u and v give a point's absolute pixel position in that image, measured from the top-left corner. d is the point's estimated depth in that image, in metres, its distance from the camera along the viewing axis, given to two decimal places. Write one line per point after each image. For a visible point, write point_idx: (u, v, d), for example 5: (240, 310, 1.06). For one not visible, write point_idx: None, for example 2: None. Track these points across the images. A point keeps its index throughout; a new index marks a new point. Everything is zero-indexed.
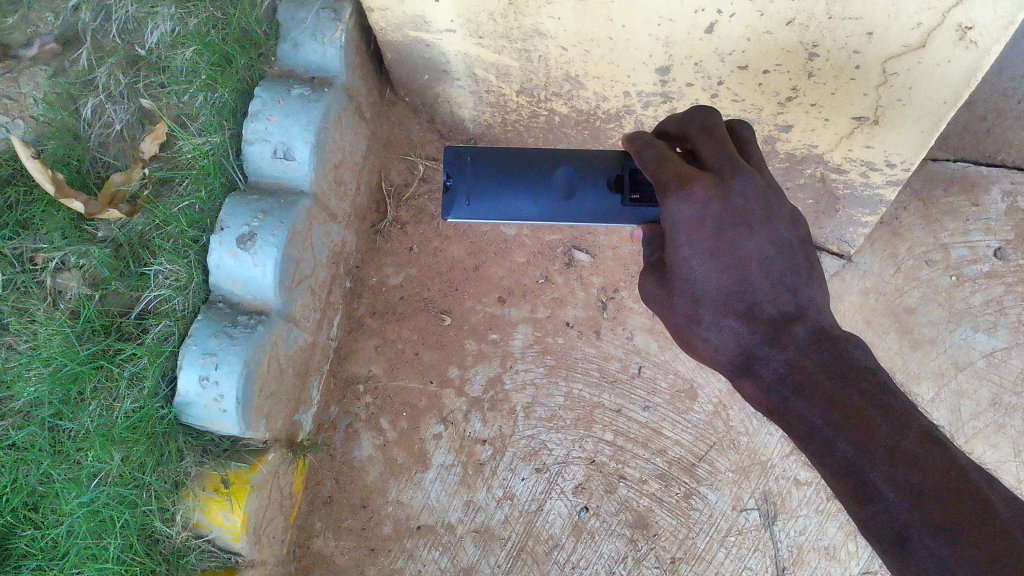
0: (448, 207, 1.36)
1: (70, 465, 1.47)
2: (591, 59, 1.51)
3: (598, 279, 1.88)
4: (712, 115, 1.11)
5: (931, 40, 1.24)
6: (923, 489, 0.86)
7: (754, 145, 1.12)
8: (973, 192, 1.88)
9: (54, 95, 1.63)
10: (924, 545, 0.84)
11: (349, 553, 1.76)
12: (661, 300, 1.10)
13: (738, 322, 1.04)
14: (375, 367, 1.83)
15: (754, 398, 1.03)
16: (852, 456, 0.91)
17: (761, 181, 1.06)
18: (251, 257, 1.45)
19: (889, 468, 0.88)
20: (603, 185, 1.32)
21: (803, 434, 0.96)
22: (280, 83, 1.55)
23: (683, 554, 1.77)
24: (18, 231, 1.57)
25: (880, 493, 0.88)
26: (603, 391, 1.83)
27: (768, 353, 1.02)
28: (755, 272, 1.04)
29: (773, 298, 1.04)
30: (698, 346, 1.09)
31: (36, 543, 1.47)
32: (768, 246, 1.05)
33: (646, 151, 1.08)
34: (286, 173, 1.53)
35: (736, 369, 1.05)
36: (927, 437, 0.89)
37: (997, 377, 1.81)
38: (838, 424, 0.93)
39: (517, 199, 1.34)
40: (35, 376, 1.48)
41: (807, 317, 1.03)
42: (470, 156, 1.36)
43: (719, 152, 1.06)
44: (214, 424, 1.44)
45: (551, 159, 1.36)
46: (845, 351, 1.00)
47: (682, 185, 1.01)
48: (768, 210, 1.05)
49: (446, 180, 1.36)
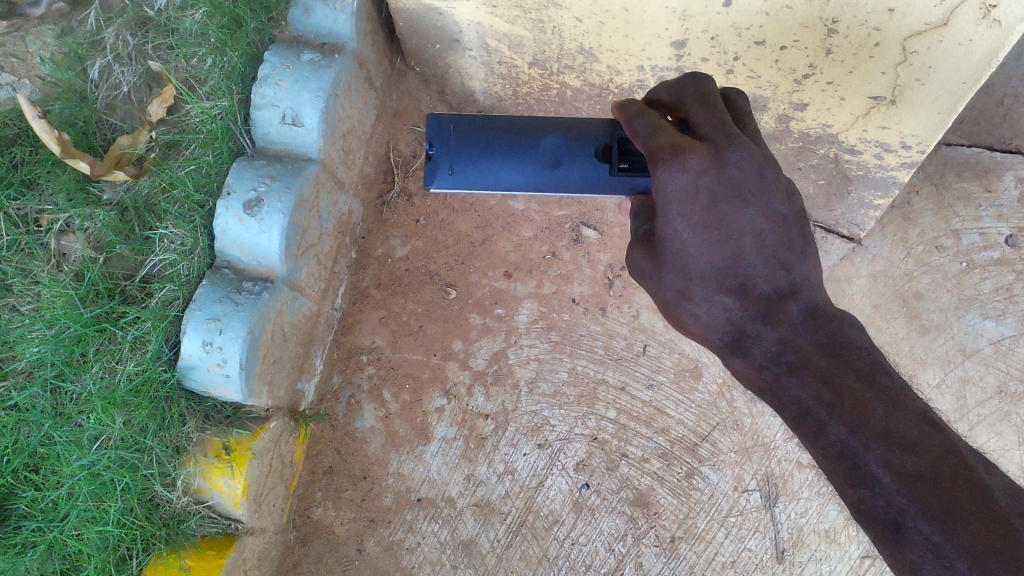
0: (430, 176, 1.35)
1: (71, 428, 1.46)
2: (605, 32, 1.49)
3: (605, 255, 1.86)
4: (706, 82, 1.09)
5: (953, 17, 1.22)
6: (917, 474, 0.85)
7: (750, 116, 1.11)
8: (986, 178, 1.86)
9: (61, 55, 1.62)
10: (919, 532, 0.82)
11: (348, 523, 1.76)
12: (650, 274, 1.08)
13: (729, 298, 1.03)
14: (379, 339, 1.82)
15: (743, 376, 1.03)
16: (845, 438, 0.89)
17: (756, 152, 1.04)
18: (257, 222, 1.44)
19: (884, 452, 0.87)
20: (592, 156, 1.31)
21: (795, 414, 0.95)
22: (290, 48, 1.52)
23: (683, 533, 1.76)
24: (22, 190, 1.56)
25: (874, 476, 0.86)
26: (607, 368, 1.82)
27: (760, 330, 1.01)
28: (747, 247, 1.03)
29: (766, 274, 1.03)
30: (688, 323, 1.08)
31: (35, 504, 1.46)
32: (761, 220, 1.03)
33: (636, 121, 1.05)
34: (295, 140, 1.51)
35: (727, 346, 1.04)
36: (921, 420, 0.89)
37: (1004, 365, 1.80)
38: (832, 405, 0.91)
39: (501, 169, 1.34)
40: (38, 337, 1.47)
41: (799, 295, 1.03)
42: (453, 127, 1.35)
43: (714, 121, 1.04)
44: (217, 390, 1.44)
45: (538, 128, 1.35)
46: (838, 330, 0.99)
47: (676, 155, 1.00)
48: (763, 182, 1.03)
49: (429, 149, 1.35)
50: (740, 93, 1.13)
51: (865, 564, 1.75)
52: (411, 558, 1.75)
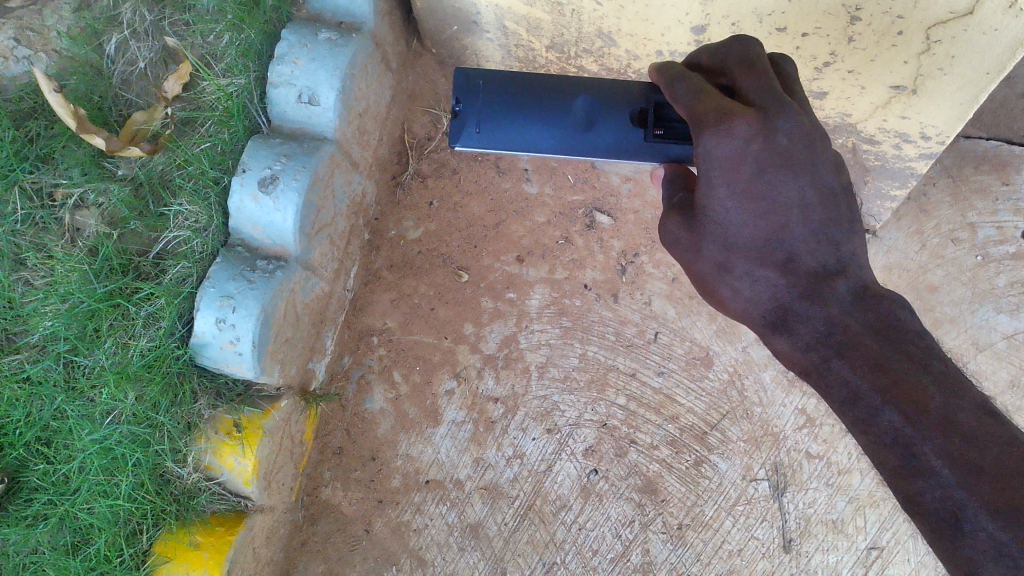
0: (456, 134, 1.35)
1: (84, 402, 1.47)
2: (625, 16, 1.48)
3: (618, 242, 1.86)
4: (752, 46, 1.08)
5: (979, 7, 1.20)
6: (979, 465, 0.85)
7: (798, 81, 1.10)
8: (1004, 171, 1.84)
9: (78, 30, 1.62)
10: (982, 529, 0.83)
11: (356, 503, 1.77)
12: (688, 243, 1.10)
13: (776, 274, 1.04)
14: (390, 321, 1.82)
15: (786, 355, 1.03)
16: (900, 426, 0.89)
17: (806, 119, 1.03)
18: (272, 201, 1.43)
19: (942, 442, 0.87)
20: (626, 120, 1.33)
21: (845, 399, 0.95)
22: (307, 26, 1.51)
23: (690, 521, 1.77)
24: (37, 164, 1.56)
25: (932, 468, 0.87)
26: (618, 355, 1.82)
27: (809, 309, 1.01)
28: (795, 221, 1.03)
29: (814, 250, 1.04)
30: (727, 298, 1.09)
31: (47, 477, 1.48)
32: (810, 191, 1.04)
33: (676, 85, 1.07)
34: (310, 119, 1.50)
35: (770, 326, 1.04)
36: (982, 411, 0.88)
37: (1017, 359, 1.79)
38: (885, 391, 0.92)
39: (531, 128, 1.34)
40: (52, 311, 1.48)
41: (848, 273, 1.03)
42: (483, 82, 1.35)
43: (763, 87, 1.04)
44: (229, 366, 1.43)
45: (569, 89, 1.36)
46: (888, 312, 1.00)
47: (722, 120, 1.00)
48: (813, 152, 1.03)
49: (456, 105, 1.35)
50: (788, 60, 1.13)
51: (872, 555, 1.75)
52: (418, 539, 1.75)
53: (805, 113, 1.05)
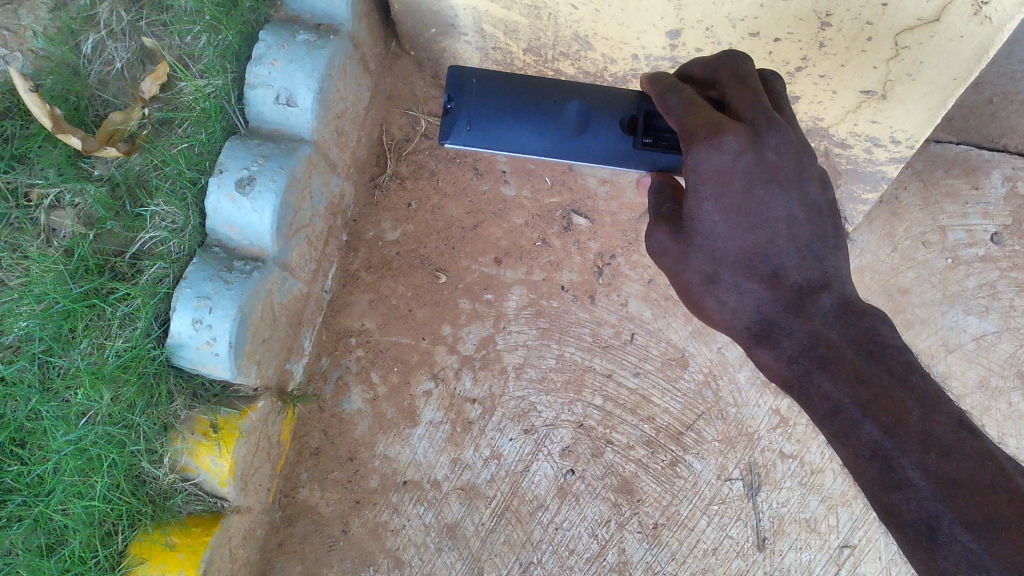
0: (446, 130, 1.36)
1: (59, 403, 1.47)
2: (601, 19, 1.49)
3: (595, 244, 1.87)
4: (743, 62, 1.09)
5: (946, 14, 1.23)
6: (955, 478, 0.88)
7: (785, 98, 1.12)
8: (973, 175, 1.88)
9: (54, 29, 1.61)
10: (956, 540, 0.85)
11: (334, 504, 1.77)
12: (675, 253, 1.10)
13: (760, 287, 1.06)
14: (368, 322, 1.82)
15: (769, 367, 1.05)
16: (878, 439, 0.92)
17: (794, 137, 1.05)
18: (249, 201, 1.43)
19: (921, 456, 0.90)
20: (617, 127, 1.34)
21: (827, 412, 0.97)
22: (285, 28, 1.52)
23: (666, 520, 1.78)
24: (13, 164, 1.56)
25: (909, 480, 0.89)
26: (594, 355, 1.83)
27: (791, 322, 1.04)
28: (782, 235, 1.06)
29: (799, 263, 1.06)
30: (712, 310, 1.10)
31: (22, 479, 1.47)
32: (797, 208, 1.06)
33: (669, 96, 1.07)
34: (288, 120, 1.51)
35: (755, 338, 1.06)
36: (958, 425, 0.91)
37: (986, 360, 1.83)
38: (867, 405, 0.94)
39: (521, 133, 1.35)
40: (26, 312, 1.47)
41: (831, 287, 1.05)
42: (476, 81, 1.37)
43: (753, 102, 1.05)
44: (206, 368, 1.43)
45: (562, 93, 1.37)
46: (871, 326, 1.02)
47: (714, 134, 0.99)
48: (800, 168, 1.06)
49: (448, 103, 1.36)
50: (775, 74, 1.14)
51: (844, 553, 1.78)
52: (395, 539, 1.76)
53: (792, 129, 1.06)
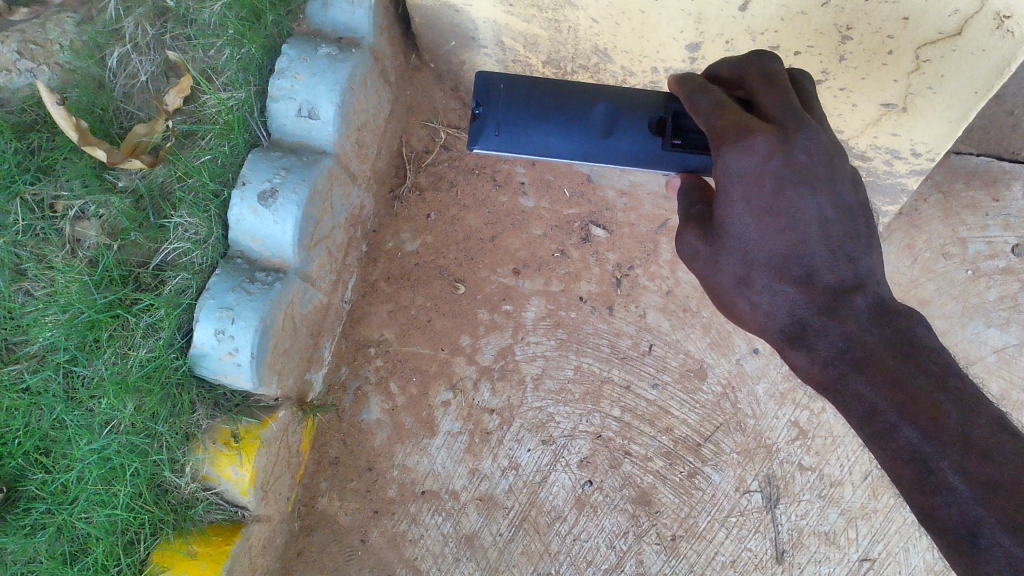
0: (474, 136, 1.37)
1: (83, 412, 1.48)
2: (620, 32, 1.50)
3: (614, 255, 1.88)
4: (772, 63, 1.10)
5: (967, 28, 1.24)
6: (996, 483, 0.88)
7: (816, 97, 1.12)
8: (994, 187, 1.87)
9: (81, 43, 1.64)
10: (998, 544, 0.86)
11: (352, 514, 1.78)
12: (705, 255, 1.11)
13: (794, 289, 1.04)
14: (387, 332, 1.83)
15: (802, 368, 1.03)
16: (917, 443, 0.92)
17: (824, 138, 1.05)
18: (271, 213, 1.45)
19: (961, 459, 0.90)
20: (646, 128, 1.35)
21: (863, 414, 0.97)
22: (308, 41, 1.53)
23: (684, 532, 1.78)
24: (39, 176, 1.58)
25: (949, 484, 0.90)
26: (613, 367, 1.83)
27: (826, 324, 1.01)
28: (814, 236, 1.05)
29: (832, 264, 1.04)
30: (747, 310, 1.09)
31: (46, 487, 1.49)
32: (828, 208, 1.05)
33: (697, 98, 1.09)
34: (309, 132, 1.52)
35: (788, 339, 1.04)
36: (997, 427, 0.92)
37: (1007, 372, 1.82)
38: (905, 408, 0.94)
39: (549, 134, 1.37)
40: (52, 321, 1.49)
41: (866, 288, 1.03)
42: (503, 86, 1.40)
43: (781, 103, 1.05)
44: (227, 377, 1.45)
45: (589, 97, 1.40)
46: (907, 328, 0.99)
47: (743, 137, 1.02)
48: (830, 168, 1.05)
49: (476, 109, 1.38)
50: (805, 74, 1.14)
51: (864, 566, 1.77)
52: (414, 549, 1.77)
53: (822, 129, 1.07)
